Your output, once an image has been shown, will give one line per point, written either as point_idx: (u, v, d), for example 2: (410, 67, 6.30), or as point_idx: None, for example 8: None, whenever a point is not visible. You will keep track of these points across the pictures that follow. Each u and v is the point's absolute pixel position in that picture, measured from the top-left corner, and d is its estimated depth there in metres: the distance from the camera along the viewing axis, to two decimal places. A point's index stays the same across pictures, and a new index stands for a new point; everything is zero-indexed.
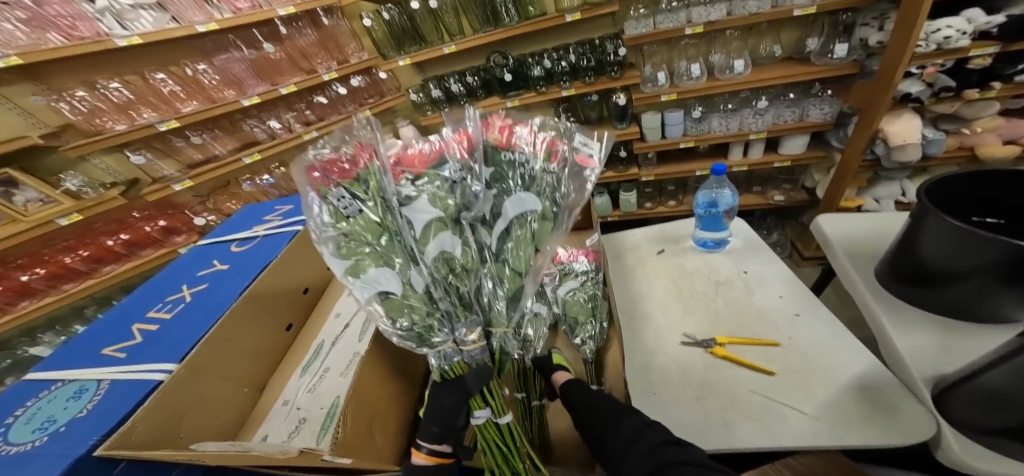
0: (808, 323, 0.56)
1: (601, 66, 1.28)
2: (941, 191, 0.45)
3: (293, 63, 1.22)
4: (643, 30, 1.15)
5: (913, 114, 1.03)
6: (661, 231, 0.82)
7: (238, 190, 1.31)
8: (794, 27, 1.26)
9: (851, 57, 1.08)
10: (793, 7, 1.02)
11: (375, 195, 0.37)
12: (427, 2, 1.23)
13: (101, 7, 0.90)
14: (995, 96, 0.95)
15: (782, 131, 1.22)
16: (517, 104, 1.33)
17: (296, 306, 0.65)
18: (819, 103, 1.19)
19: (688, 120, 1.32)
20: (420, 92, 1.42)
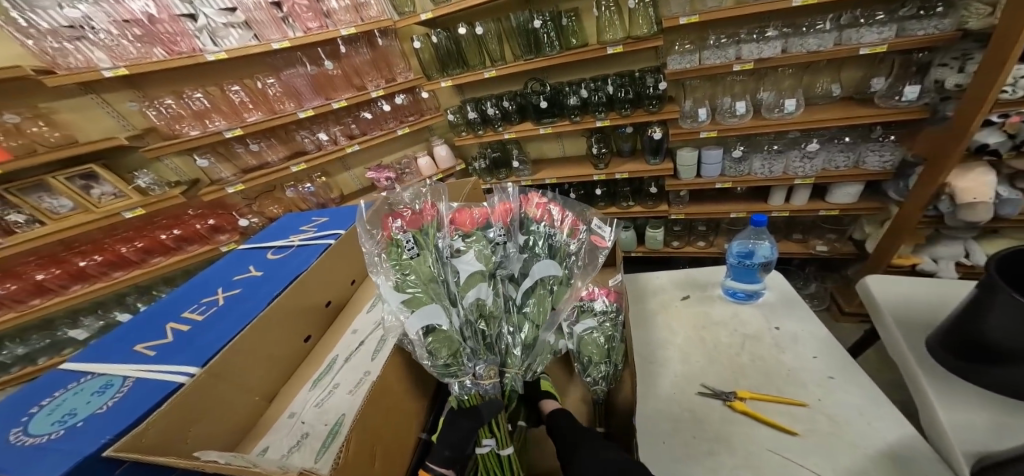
0: (843, 388, 0.51)
1: (639, 98, 1.28)
2: (1010, 267, 0.40)
3: (347, 80, 1.33)
4: (687, 66, 1.15)
5: (988, 169, 0.93)
6: (688, 276, 0.78)
7: (281, 196, 1.41)
8: (857, 65, 1.18)
9: (922, 100, 1.00)
10: (860, 46, 0.98)
11: (433, 248, 0.54)
12: (474, 29, 1.31)
13: (201, 26, 1.03)
14: None
15: (832, 178, 1.16)
16: (550, 131, 1.36)
17: (316, 318, 0.68)
18: (878, 148, 1.11)
19: (727, 159, 1.27)
20: (457, 113, 1.49)
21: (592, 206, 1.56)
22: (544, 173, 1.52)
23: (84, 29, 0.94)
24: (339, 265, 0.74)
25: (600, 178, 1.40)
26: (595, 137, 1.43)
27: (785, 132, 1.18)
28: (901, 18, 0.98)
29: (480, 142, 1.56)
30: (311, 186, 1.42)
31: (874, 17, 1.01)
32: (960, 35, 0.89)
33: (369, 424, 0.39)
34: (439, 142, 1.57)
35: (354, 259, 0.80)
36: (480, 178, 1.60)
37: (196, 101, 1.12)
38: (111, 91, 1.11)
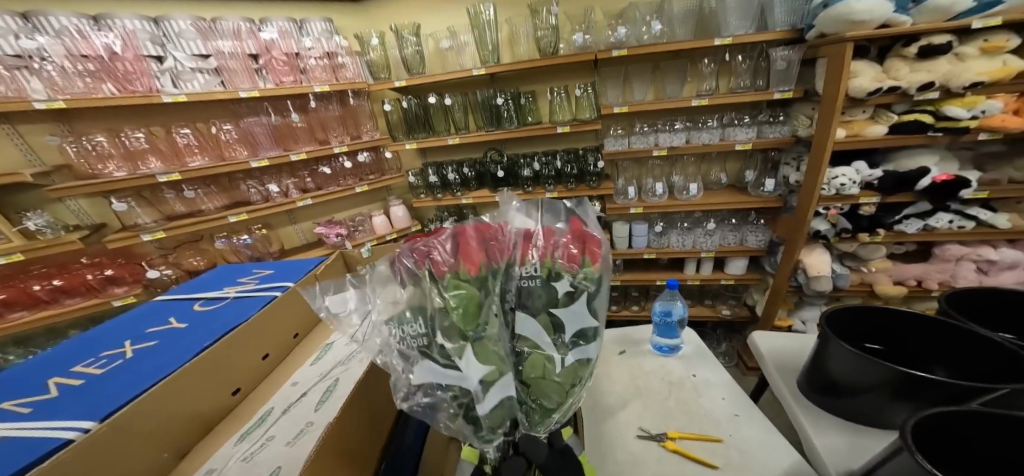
0: (746, 423, 0.62)
1: (582, 174, 1.50)
2: (836, 321, 0.57)
3: (310, 133, 1.36)
4: (619, 148, 1.40)
5: (823, 249, 1.25)
6: (622, 334, 0.89)
7: (208, 246, 1.31)
8: (737, 158, 1.53)
9: (777, 191, 1.34)
10: (735, 142, 1.30)
11: (473, 295, 0.33)
12: (442, 100, 1.46)
13: (165, 68, 1.03)
14: (883, 239, 1.24)
15: (727, 252, 1.43)
16: (506, 198, 1.50)
17: (250, 369, 0.65)
18: (755, 231, 1.42)
19: (651, 233, 1.51)
20: (418, 176, 1.58)
21: None
22: None
23: (33, 59, 0.89)
24: (284, 315, 0.74)
25: None
26: (545, 207, 1.62)
27: (692, 211, 1.45)
28: (759, 122, 1.35)
29: (437, 206, 1.66)
30: (248, 239, 1.33)
31: (743, 120, 1.37)
32: (794, 139, 1.26)
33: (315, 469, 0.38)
34: (395, 203, 1.62)
35: (296, 312, 0.79)
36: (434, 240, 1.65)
37: (135, 140, 1.06)
38: (29, 123, 1.00)
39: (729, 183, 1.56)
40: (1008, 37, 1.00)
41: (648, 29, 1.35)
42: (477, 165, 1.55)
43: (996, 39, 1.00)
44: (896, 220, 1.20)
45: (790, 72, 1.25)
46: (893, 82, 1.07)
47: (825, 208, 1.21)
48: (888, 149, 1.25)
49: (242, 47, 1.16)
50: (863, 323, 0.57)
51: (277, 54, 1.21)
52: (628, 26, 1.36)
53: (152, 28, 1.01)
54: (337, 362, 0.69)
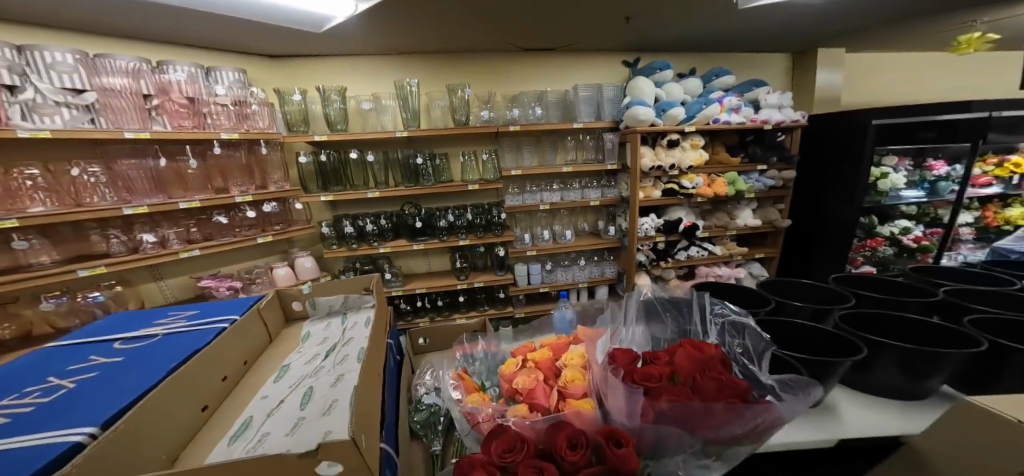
0: None
1: (490, 224, 1.85)
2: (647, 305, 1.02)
3: (206, 180, 1.35)
4: (517, 202, 1.90)
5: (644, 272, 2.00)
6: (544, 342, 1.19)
7: (23, 311, 1.12)
8: (594, 212, 2.23)
9: (616, 235, 2.07)
10: (589, 200, 1.97)
11: None
12: (363, 156, 1.65)
13: (19, 99, 0.94)
14: (671, 263, 2.08)
15: (594, 281, 2.05)
16: (423, 247, 1.72)
17: (212, 389, 0.67)
18: (608, 264, 2.10)
19: (544, 271, 2.02)
20: (331, 226, 1.69)
21: (455, 311, 1.95)
22: (413, 284, 1.85)
23: None
24: (234, 343, 0.76)
25: (463, 286, 1.86)
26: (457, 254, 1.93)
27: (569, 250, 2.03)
28: (603, 185, 2.07)
29: (348, 257, 1.80)
30: (101, 295, 1.20)
31: (592, 184, 2.06)
32: (619, 199, 2.02)
33: (359, 414, 0.50)
34: (303, 255, 1.60)
35: (241, 341, 0.80)
36: None
37: None
38: None
39: (590, 230, 2.24)
40: (699, 139, 2.06)
41: (533, 111, 1.96)
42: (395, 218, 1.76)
43: (693, 140, 2.07)
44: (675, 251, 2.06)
45: (614, 151, 2.04)
46: (660, 162, 1.98)
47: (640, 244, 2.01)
48: (665, 206, 2.17)
49: (134, 85, 1.15)
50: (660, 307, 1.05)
51: (174, 97, 1.21)
52: (519, 108, 1.94)
53: (15, 56, 0.94)
54: (304, 375, 0.75)
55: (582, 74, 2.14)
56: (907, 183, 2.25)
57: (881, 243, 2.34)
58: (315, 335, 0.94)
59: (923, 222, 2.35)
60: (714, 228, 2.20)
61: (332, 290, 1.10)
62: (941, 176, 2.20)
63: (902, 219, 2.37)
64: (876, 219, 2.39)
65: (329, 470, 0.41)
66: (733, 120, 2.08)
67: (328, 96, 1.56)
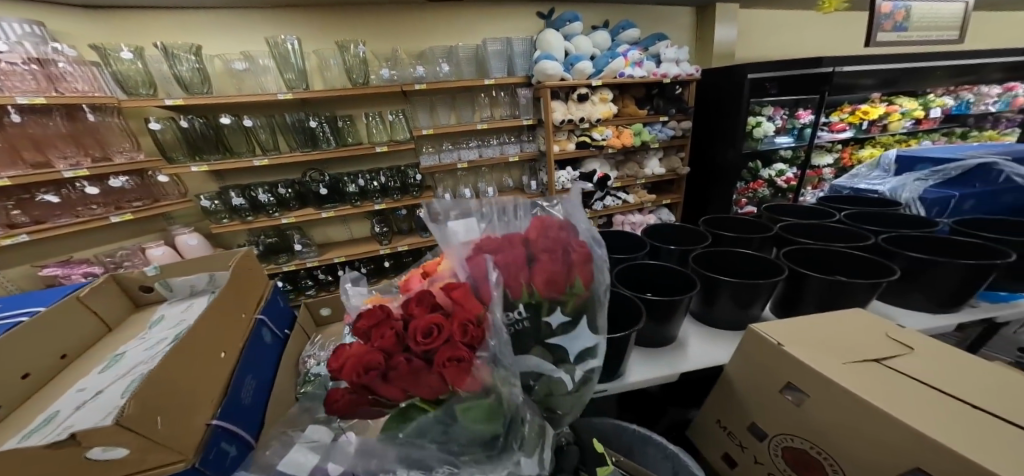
0: None
1: (405, 187, 1.83)
2: None
3: (11, 155, 1.19)
4: (432, 162, 1.87)
5: None
6: None
7: None
8: (517, 168, 2.29)
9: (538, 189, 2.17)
10: (507, 157, 2.01)
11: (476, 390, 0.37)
12: (240, 121, 1.50)
13: None
14: (590, 213, 2.25)
15: None
16: (333, 214, 1.68)
17: (7, 389, 0.63)
18: None
19: None
20: (214, 200, 1.54)
21: (382, 276, 1.95)
22: (330, 254, 1.79)
23: None
24: (39, 338, 0.71)
25: (386, 251, 1.84)
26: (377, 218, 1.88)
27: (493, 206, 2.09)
28: (521, 141, 2.11)
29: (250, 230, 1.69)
30: None
31: (510, 141, 2.10)
32: (536, 155, 2.10)
33: (159, 393, 0.50)
34: (184, 233, 1.48)
35: (54, 335, 0.75)
36: None
37: None
38: None
39: (515, 185, 2.30)
40: (607, 94, 2.17)
41: (441, 69, 1.89)
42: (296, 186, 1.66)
43: (602, 95, 2.17)
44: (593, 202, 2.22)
45: (529, 107, 2.07)
46: (571, 116, 2.06)
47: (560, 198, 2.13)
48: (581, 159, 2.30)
49: None
50: None
51: None
52: (426, 66, 1.86)
53: None
54: (136, 362, 0.71)
55: (492, 25, 2.07)
56: (780, 131, 2.63)
57: (762, 185, 2.69)
58: (167, 319, 0.88)
59: (796, 164, 2.71)
60: (625, 177, 2.40)
61: (189, 268, 0.99)
62: (806, 124, 2.59)
63: (780, 163, 2.72)
64: (759, 164, 2.70)
65: (107, 453, 0.44)
66: (636, 74, 2.19)
67: (176, 55, 1.40)
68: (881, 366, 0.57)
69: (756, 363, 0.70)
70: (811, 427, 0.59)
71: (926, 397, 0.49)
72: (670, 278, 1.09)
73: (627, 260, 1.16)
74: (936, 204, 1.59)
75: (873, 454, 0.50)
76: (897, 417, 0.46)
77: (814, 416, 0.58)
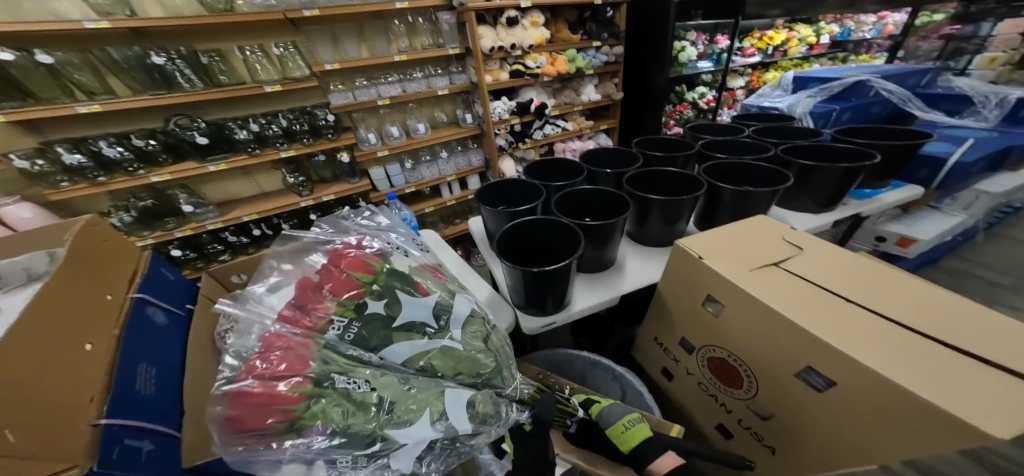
0: (469, 280, 1.01)
1: (316, 130, 1.61)
2: (484, 194, 1.12)
3: None
4: (346, 101, 1.63)
5: (508, 157, 2.08)
6: None
7: None
8: (451, 102, 2.08)
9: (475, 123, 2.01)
10: (436, 90, 1.80)
11: (322, 393, 0.51)
12: (36, 57, 1.23)
13: None
14: (532, 146, 2.18)
15: (462, 173, 2.05)
16: (224, 166, 1.44)
17: None
18: (474, 153, 2.09)
19: (405, 170, 1.93)
20: (37, 159, 1.23)
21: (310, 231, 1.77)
22: (236, 213, 1.56)
23: None
24: None
25: (308, 203, 1.66)
26: (290, 168, 1.70)
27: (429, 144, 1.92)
28: (449, 72, 1.90)
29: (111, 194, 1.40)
30: None
31: (435, 72, 1.88)
32: (469, 85, 1.90)
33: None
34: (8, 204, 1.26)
35: None
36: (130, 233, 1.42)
37: None
38: None
39: (450, 121, 2.11)
40: (537, 16, 1.98)
41: None
42: (161, 136, 1.39)
43: (532, 17, 1.98)
44: (533, 133, 2.15)
45: (452, 32, 1.83)
46: (500, 41, 1.87)
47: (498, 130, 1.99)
48: (517, 88, 2.16)
49: None
50: (495, 192, 1.14)
51: None
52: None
53: None
54: None
55: None
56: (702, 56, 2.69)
57: (686, 107, 2.84)
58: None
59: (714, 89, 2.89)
60: (562, 105, 2.33)
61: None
62: (724, 49, 2.67)
63: (701, 87, 2.85)
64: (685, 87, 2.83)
65: None
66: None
67: None
68: (782, 270, 0.71)
69: (685, 273, 0.81)
70: (725, 327, 0.74)
71: (810, 295, 0.64)
72: (607, 201, 1.10)
73: (566, 187, 1.13)
74: (822, 118, 1.80)
75: (779, 354, 0.64)
76: (792, 317, 0.59)
77: (728, 321, 0.73)
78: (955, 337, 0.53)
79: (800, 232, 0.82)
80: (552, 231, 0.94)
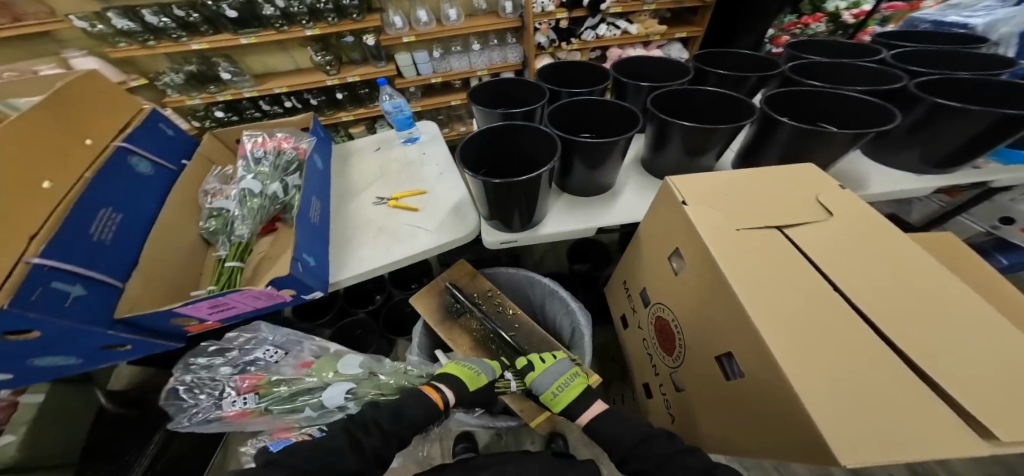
0: (446, 177, 1.00)
1: (342, 10, 1.59)
2: (481, 92, 0.99)
3: None
4: None
5: (547, 57, 1.84)
6: (384, 136, 1.14)
7: None
8: None
9: (517, 13, 1.74)
10: None
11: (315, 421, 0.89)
12: None
13: None
14: (578, 47, 1.86)
15: (496, 70, 1.89)
16: (254, 41, 1.54)
17: None
18: (513, 49, 1.88)
19: (433, 59, 1.85)
20: (96, 23, 1.44)
21: (340, 110, 1.93)
22: (270, 84, 1.74)
23: None
24: None
25: (335, 82, 1.75)
26: (318, 46, 1.74)
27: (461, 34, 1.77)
28: None
29: (167, 57, 1.62)
30: None
31: None
32: None
33: None
34: (78, 57, 1.48)
35: None
36: (185, 93, 1.69)
37: None
38: None
39: (491, 8, 1.86)
40: None
41: None
42: (197, 8, 1.49)
43: None
44: (584, 31, 1.83)
45: None
46: None
47: (539, 23, 1.72)
48: None
49: None
50: (495, 90, 1.01)
51: None
52: None
53: None
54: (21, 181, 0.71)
55: None
56: None
57: (819, 21, 2.03)
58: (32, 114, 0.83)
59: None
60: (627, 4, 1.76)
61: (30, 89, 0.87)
62: None
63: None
64: None
65: None
66: None
67: None
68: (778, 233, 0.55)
69: (663, 217, 0.68)
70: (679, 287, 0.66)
71: (783, 271, 0.50)
72: (619, 117, 0.89)
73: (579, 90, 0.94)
74: None
75: (714, 321, 0.55)
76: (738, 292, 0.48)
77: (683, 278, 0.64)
78: (911, 340, 0.41)
79: (846, 192, 0.59)
80: (535, 140, 0.83)
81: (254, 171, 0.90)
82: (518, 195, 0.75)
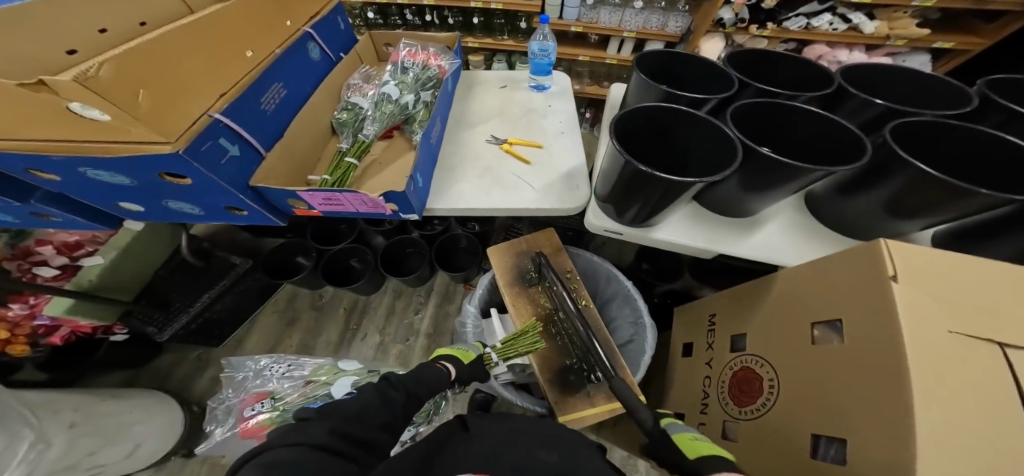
0: (565, 138, 0.90)
1: None
2: (650, 60, 0.84)
3: None
4: None
5: (720, 38, 1.55)
6: (512, 74, 1.05)
7: None
8: None
9: None
10: None
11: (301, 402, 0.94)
12: None
13: None
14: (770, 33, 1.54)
15: (645, 36, 1.66)
16: None
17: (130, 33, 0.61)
18: (677, 18, 1.62)
19: (583, 5, 1.64)
20: None
21: (469, 34, 1.84)
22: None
23: None
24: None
25: (478, 6, 1.60)
26: None
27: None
28: None
29: None
30: None
31: None
32: None
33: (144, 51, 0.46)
34: None
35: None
36: None
37: None
38: None
39: None
40: None
41: None
42: None
43: None
44: (785, 17, 1.50)
45: None
46: None
47: None
48: None
49: None
50: (664, 63, 0.85)
51: None
52: None
53: None
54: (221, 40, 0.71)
55: None
56: None
57: None
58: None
59: None
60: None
61: None
62: None
63: None
64: None
65: (88, 111, 0.42)
66: None
67: None
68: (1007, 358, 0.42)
69: (825, 283, 0.58)
70: (805, 356, 0.58)
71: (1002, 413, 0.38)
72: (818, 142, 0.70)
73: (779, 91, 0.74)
74: None
75: (853, 413, 0.47)
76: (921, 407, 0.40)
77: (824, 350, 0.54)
78: None
79: None
80: (703, 134, 0.69)
81: (396, 79, 0.87)
82: (664, 194, 0.64)
